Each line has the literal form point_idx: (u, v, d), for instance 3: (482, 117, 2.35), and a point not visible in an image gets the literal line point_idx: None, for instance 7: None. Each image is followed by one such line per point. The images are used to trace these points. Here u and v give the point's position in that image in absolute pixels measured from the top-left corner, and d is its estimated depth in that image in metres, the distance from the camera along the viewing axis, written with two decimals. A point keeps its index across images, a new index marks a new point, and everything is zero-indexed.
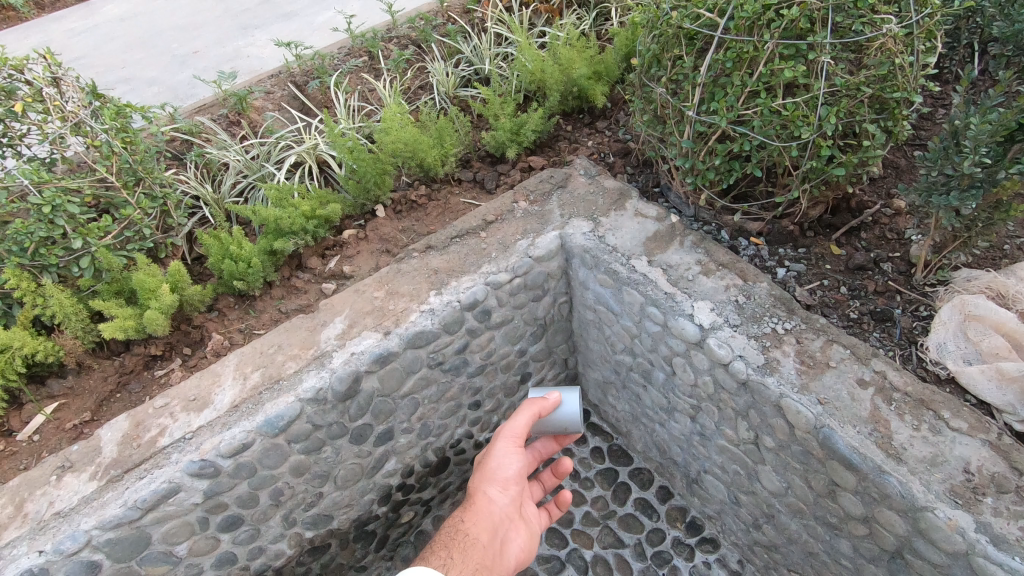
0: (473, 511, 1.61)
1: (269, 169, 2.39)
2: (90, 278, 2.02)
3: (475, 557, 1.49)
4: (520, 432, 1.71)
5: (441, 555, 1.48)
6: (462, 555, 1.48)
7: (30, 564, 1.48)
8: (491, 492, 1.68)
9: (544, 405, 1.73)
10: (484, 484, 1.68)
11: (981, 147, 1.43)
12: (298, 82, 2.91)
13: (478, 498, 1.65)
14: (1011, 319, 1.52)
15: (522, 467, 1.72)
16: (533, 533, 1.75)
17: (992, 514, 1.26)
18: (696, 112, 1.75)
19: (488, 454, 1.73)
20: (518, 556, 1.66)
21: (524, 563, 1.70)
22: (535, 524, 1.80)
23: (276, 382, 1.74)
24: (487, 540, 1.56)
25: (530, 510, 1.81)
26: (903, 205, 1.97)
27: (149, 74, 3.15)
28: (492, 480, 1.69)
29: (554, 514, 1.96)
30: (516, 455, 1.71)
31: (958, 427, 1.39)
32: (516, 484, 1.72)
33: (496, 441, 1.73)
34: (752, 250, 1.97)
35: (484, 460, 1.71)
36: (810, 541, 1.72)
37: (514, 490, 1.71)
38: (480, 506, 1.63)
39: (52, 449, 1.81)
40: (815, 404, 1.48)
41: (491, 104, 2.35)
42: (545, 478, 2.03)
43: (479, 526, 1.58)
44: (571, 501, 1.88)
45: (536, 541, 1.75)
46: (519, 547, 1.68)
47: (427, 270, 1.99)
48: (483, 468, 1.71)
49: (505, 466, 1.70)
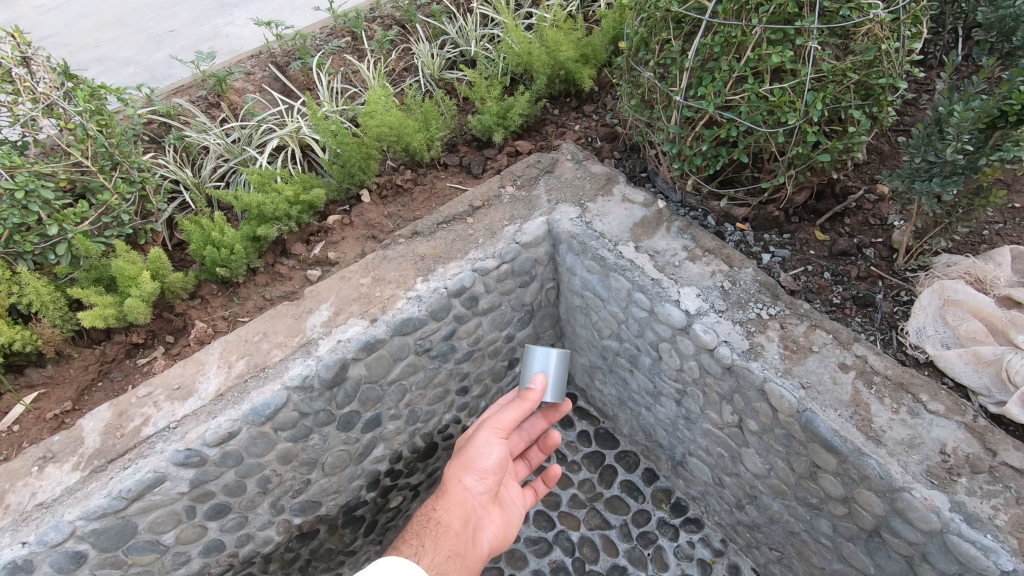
0: (448, 499, 1.59)
1: (251, 153, 2.34)
2: (67, 265, 1.97)
3: (446, 546, 1.50)
4: (503, 423, 1.67)
5: (412, 543, 1.48)
6: (433, 543, 1.49)
7: (13, 555, 1.46)
8: (467, 480, 1.65)
9: (529, 398, 1.66)
10: (461, 472, 1.65)
11: (964, 134, 1.45)
12: (279, 63, 2.85)
13: (454, 486, 1.63)
14: (989, 304, 1.55)
15: (502, 457, 1.68)
16: (510, 519, 1.76)
17: (966, 493, 1.30)
18: (684, 96, 1.74)
19: (469, 442, 1.69)
20: (493, 542, 1.67)
21: (498, 548, 1.70)
22: (513, 509, 1.80)
23: (261, 370, 1.73)
24: (459, 528, 1.56)
25: (507, 496, 1.80)
26: (886, 190, 1.99)
27: (124, 53, 3.05)
28: (470, 469, 1.65)
29: (540, 490, 1.93)
30: (496, 445, 1.67)
31: (935, 410, 1.43)
32: (494, 474, 1.68)
33: (478, 430, 1.69)
34: (738, 235, 1.98)
35: (465, 449, 1.66)
36: (791, 520, 1.76)
37: (492, 479, 1.68)
38: (454, 494, 1.61)
39: (32, 440, 1.78)
40: (798, 388, 1.51)
41: (477, 87, 2.32)
42: (532, 455, 2.00)
43: (452, 513, 1.57)
44: (559, 475, 1.89)
45: (512, 526, 1.75)
46: (492, 534, 1.68)
47: (414, 256, 1.98)
48: (462, 456, 1.67)
49: (485, 456, 1.66)
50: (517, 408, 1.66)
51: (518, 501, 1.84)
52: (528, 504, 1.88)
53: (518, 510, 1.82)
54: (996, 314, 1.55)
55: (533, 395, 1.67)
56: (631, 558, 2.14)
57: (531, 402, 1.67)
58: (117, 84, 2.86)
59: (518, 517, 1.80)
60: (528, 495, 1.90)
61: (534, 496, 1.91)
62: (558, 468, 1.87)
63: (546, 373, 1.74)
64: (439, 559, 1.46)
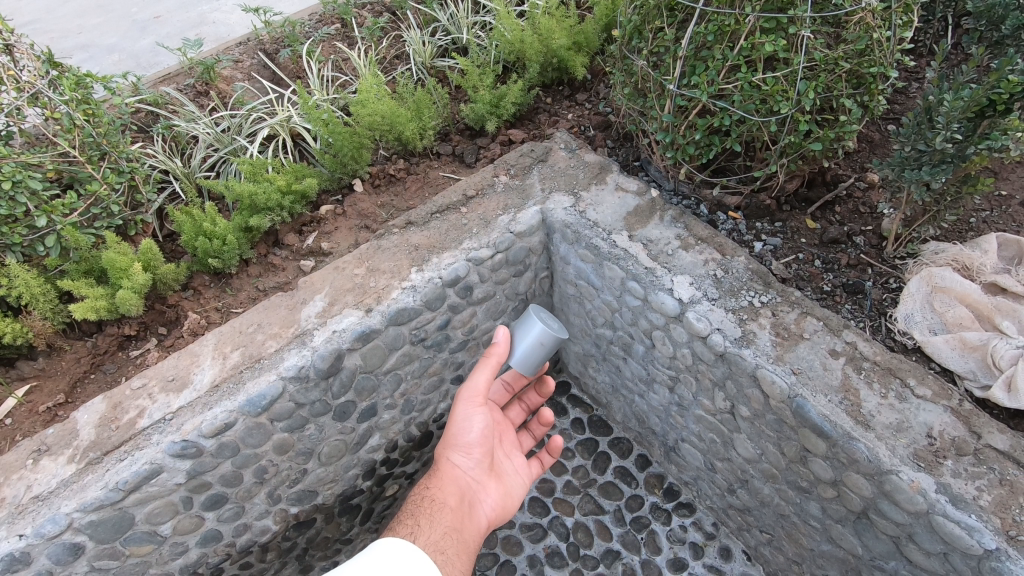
0: (439, 478, 1.65)
1: (242, 142, 2.32)
2: (57, 257, 1.95)
3: (441, 522, 1.54)
4: (476, 391, 1.68)
5: (407, 524, 1.51)
6: (428, 521, 1.53)
7: (10, 548, 1.46)
8: (455, 457, 1.70)
9: (491, 352, 1.63)
10: (448, 450, 1.70)
11: (953, 123, 1.47)
12: (268, 50, 2.81)
13: (443, 464, 1.69)
14: (975, 291, 1.58)
15: (482, 428, 1.72)
16: (509, 490, 1.78)
17: (952, 476, 1.34)
18: (677, 85, 1.75)
19: (453, 419, 1.74)
20: (491, 514, 1.70)
21: (501, 519, 1.73)
22: (513, 480, 1.82)
23: (256, 361, 1.73)
24: (454, 504, 1.60)
25: (505, 468, 1.82)
26: (876, 178, 2.01)
27: (109, 41, 3.00)
28: (455, 446, 1.70)
29: (547, 461, 1.91)
30: (476, 415, 1.71)
31: (923, 395, 1.46)
32: (480, 446, 1.73)
33: (457, 405, 1.73)
34: (730, 224, 1.99)
35: (448, 426, 1.71)
36: (781, 504, 1.80)
37: (477, 452, 1.72)
38: (445, 473, 1.67)
39: (26, 433, 1.77)
40: (789, 374, 1.53)
41: (470, 75, 2.31)
42: (534, 426, 2.02)
43: (445, 491, 1.62)
44: (561, 446, 1.85)
45: (512, 497, 1.77)
46: (492, 506, 1.71)
47: (408, 246, 1.97)
48: (447, 434, 1.72)
49: (466, 429, 1.71)
50: (485, 367, 1.64)
51: (520, 472, 1.85)
52: (534, 474, 1.89)
53: (520, 480, 1.83)
54: (982, 301, 1.58)
55: (495, 350, 1.62)
56: (624, 543, 2.17)
57: (493, 355, 1.62)
58: (102, 71, 2.81)
59: (519, 488, 1.82)
60: (534, 465, 1.90)
61: (540, 467, 1.90)
62: (559, 439, 1.84)
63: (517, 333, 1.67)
64: (434, 537, 1.48)
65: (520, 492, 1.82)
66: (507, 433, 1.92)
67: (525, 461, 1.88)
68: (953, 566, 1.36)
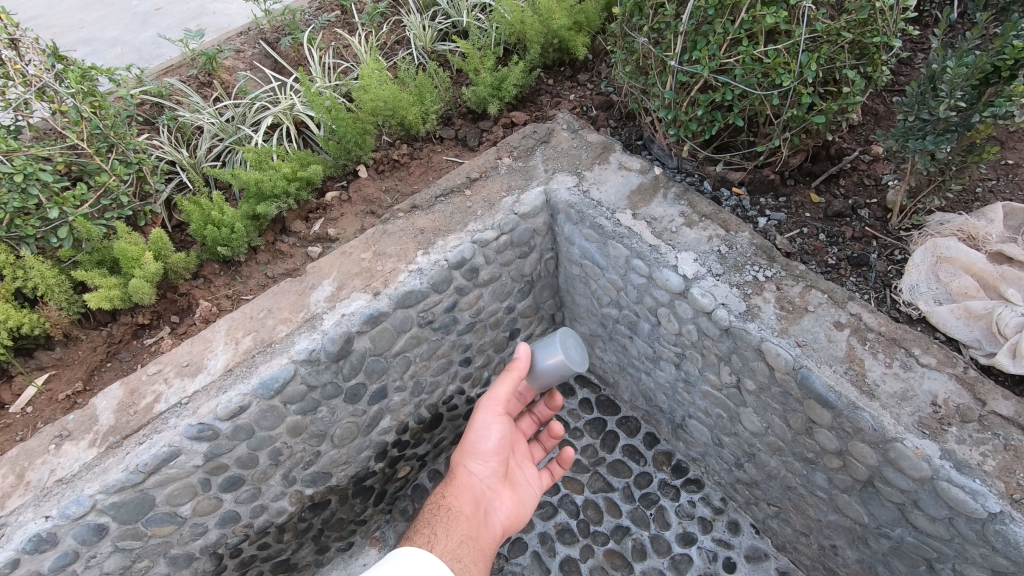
0: (456, 486, 1.69)
1: (246, 131, 2.34)
2: (70, 248, 1.99)
3: (458, 531, 1.58)
4: (498, 401, 1.75)
5: (425, 533, 1.54)
6: (446, 529, 1.56)
7: (37, 529, 1.51)
8: (472, 465, 1.74)
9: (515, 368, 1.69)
10: (465, 458, 1.74)
11: (956, 91, 1.46)
12: (269, 39, 2.82)
13: (460, 472, 1.72)
14: (981, 260, 1.58)
15: (501, 436, 1.78)
16: (522, 499, 1.83)
17: (956, 442, 1.35)
18: (678, 61, 1.74)
19: (470, 428, 1.79)
20: (505, 522, 1.74)
21: (515, 527, 1.78)
22: (525, 489, 1.87)
23: (268, 345, 1.76)
24: (470, 513, 1.64)
25: (518, 478, 1.87)
26: (881, 150, 2.00)
27: (111, 34, 3.01)
28: (472, 454, 1.75)
29: (558, 472, 1.96)
30: (495, 424, 1.77)
31: (927, 363, 1.47)
32: (496, 454, 1.77)
33: (477, 414, 1.78)
34: (734, 201, 1.99)
35: (466, 435, 1.75)
36: (788, 476, 1.82)
37: (495, 460, 1.77)
38: (462, 482, 1.70)
39: (47, 420, 1.82)
40: (794, 346, 1.55)
41: (471, 58, 2.31)
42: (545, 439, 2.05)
43: (462, 499, 1.66)
44: (572, 457, 1.89)
45: (525, 506, 1.82)
46: (506, 514, 1.75)
47: (413, 230, 1.99)
48: (464, 442, 1.77)
49: (484, 437, 1.76)
50: (507, 381, 1.71)
51: (531, 482, 1.90)
52: (544, 485, 1.94)
53: (532, 490, 1.88)
54: (987, 270, 1.58)
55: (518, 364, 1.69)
56: (634, 519, 2.21)
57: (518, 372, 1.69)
58: (105, 64, 2.83)
59: (532, 497, 1.87)
60: (545, 476, 1.94)
61: (551, 478, 1.95)
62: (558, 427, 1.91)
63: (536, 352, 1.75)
64: (451, 545, 1.52)
65: (532, 501, 1.87)
66: (520, 444, 1.96)
67: (536, 472, 1.93)
68: (958, 531, 1.38)
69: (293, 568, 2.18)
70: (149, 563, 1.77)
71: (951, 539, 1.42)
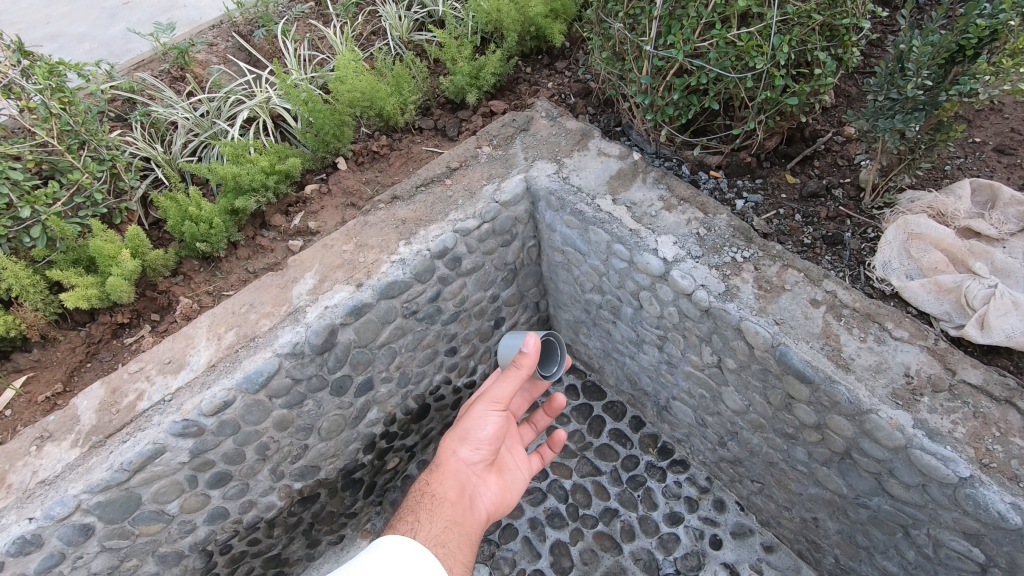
0: (443, 472, 1.70)
1: (222, 125, 2.31)
2: (44, 248, 1.96)
3: (442, 515, 1.60)
4: (500, 397, 1.70)
5: (408, 520, 1.56)
6: (429, 516, 1.58)
7: (20, 531, 1.50)
8: (461, 451, 1.74)
9: (520, 364, 1.63)
10: (456, 444, 1.74)
11: (923, 70, 1.50)
12: (242, 32, 2.78)
13: (448, 458, 1.73)
14: (949, 235, 1.63)
15: (497, 428, 1.75)
16: (510, 484, 1.85)
17: (928, 411, 1.39)
18: (654, 46, 1.76)
19: (466, 414, 1.76)
20: (491, 507, 1.76)
21: (499, 512, 1.79)
22: (513, 474, 1.88)
23: (251, 340, 1.76)
24: (454, 499, 1.66)
25: (509, 462, 1.89)
26: (853, 131, 2.05)
27: (77, 30, 2.94)
28: (464, 440, 1.74)
29: (548, 456, 2.01)
30: (492, 416, 1.73)
31: (900, 336, 1.51)
32: (489, 444, 1.76)
33: (475, 403, 1.74)
34: (712, 183, 2.02)
35: (461, 422, 1.73)
36: (770, 452, 1.86)
37: (487, 449, 1.76)
38: (449, 467, 1.71)
39: (26, 423, 1.79)
40: (772, 324, 1.58)
41: (448, 47, 2.30)
42: (538, 418, 2.07)
43: (447, 485, 1.68)
44: (564, 439, 1.97)
45: (512, 491, 1.84)
46: (491, 499, 1.77)
47: (395, 221, 1.99)
48: (458, 428, 1.75)
49: (480, 427, 1.73)
50: (512, 379, 1.67)
51: (520, 467, 1.91)
52: (533, 469, 1.96)
53: (520, 475, 1.90)
54: (956, 244, 1.63)
55: (526, 360, 1.64)
56: (622, 501, 2.24)
57: (524, 369, 1.64)
58: (73, 60, 2.76)
59: (520, 481, 1.89)
60: (535, 460, 1.97)
61: (540, 462, 1.98)
62: (558, 393, 1.91)
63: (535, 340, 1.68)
64: (435, 531, 1.54)
65: (520, 485, 1.89)
66: (511, 427, 1.96)
67: (526, 457, 1.95)
68: (932, 497, 1.42)
69: (285, 562, 2.18)
70: (137, 562, 1.76)
71: (925, 505, 1.47)
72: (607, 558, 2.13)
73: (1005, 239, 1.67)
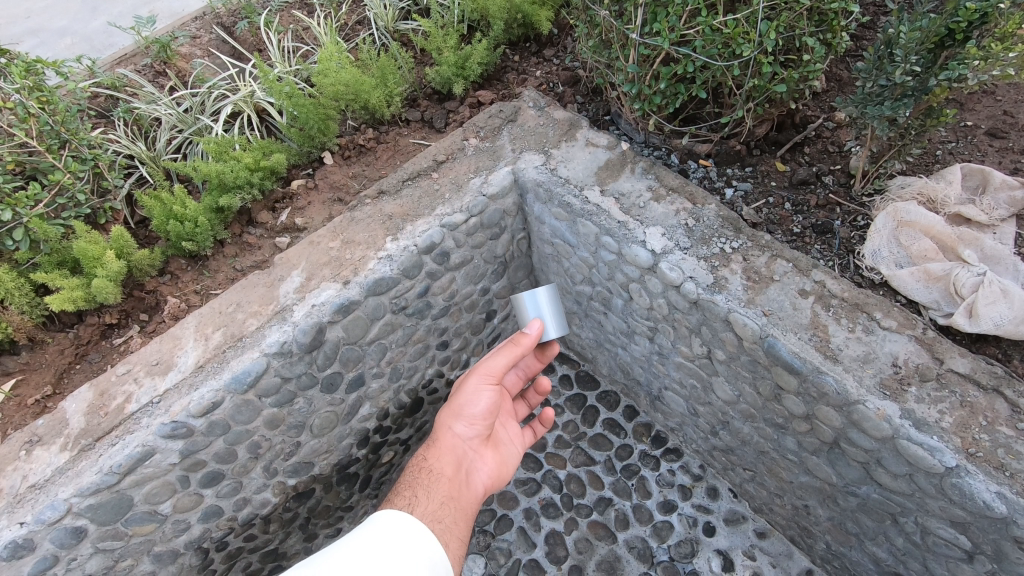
0: (438, 448, 1.71)
1: (206, 121, 2.27)
2: (27, 251, 1.95)
3: (438, 490, 1.60)
4: (492, 370, 1.74)
5: (406, 495, 1.55)
6: (426, 491, 1.58)
7: (12, 536, 1.50)
8: (457, 427, 1.75)
9: (520, 343, 1.71)
10: (451, 420, 1.75)
11: (911, 56, 1.47)
12: (224, 24, 2.74)
13: (444, 434, 1.74)
14: (938, 223, 1.61)
15: (491, 403, 1.76)
16: (505, 459, 1.85)
17: (916, 402, 1.39)
18: (639, 34, 1.73)
19: (459, 390, 1.78)
20: (487, 482, 1.77)
21: (495, 487, 1.79)
22: (508, 449, 1.89)
23: (238, 340, 1.75)
24: (451, 474, 1.66)
25: (503, 437, 1.89)
26: (844, 117, 2.02)
27: (58, 24, 2.88)
28: (459, 416, 1.75)
29: (539, 431, 2.01)
30: (485, 391, 1.76)
31: (888, 326, 1.51)
32: (484, 419, 1.77)
33: (468, 378, 1.78)
34: (702, 172, 2.00)
35: (454, 398, 1.76)
36: (761, 441, 1.87)
37: (482, 424, 1.77)
38: (444, 443, 1.73)
39: (16, 426, 1.79)
40: (760, 316, 1.57)
41: (433, 37, 2.26)
42: (531, 395, 2.08)
43: (443, 461, 1.68)
44: (553, 416, 1.94)
45: (508, 465, 1.84)
46: (487, 474, 1.77)
47: (381, 216, 1.97)
48: (452, 404, 1.77)
49: (474, 402, 1.75)
50: (507, 355, 1.72)
51: (514, 441, 1.92)
52: (526, 444, 1.97)
53: (515, 449, 1.91)
54: (945, 232, 1.61)
55: (526, 339, 1.72)
56: (616, 490, 2.25)
57: (523, 347, 1.71)
58: (54, 56, 2.71)
59: (516, 456, 1.90)
60: (527, 435, 1.98)
61: (533, 436, 1.99)
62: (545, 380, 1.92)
63: (540, 317, 1.77)
64: (432, 507, 1.52)
65: (515, 460, 1.89)
66: (504, 403, 1.99)
67: (519, 431, 1.97)
68: (919, 486, 1.43)
69: (282, 557, 2.19)
70: (133, 562, 1.77)
71: (913, 493, 1.47)
72: (601, 547, 2.14)
73: (995, 225, 1.68)
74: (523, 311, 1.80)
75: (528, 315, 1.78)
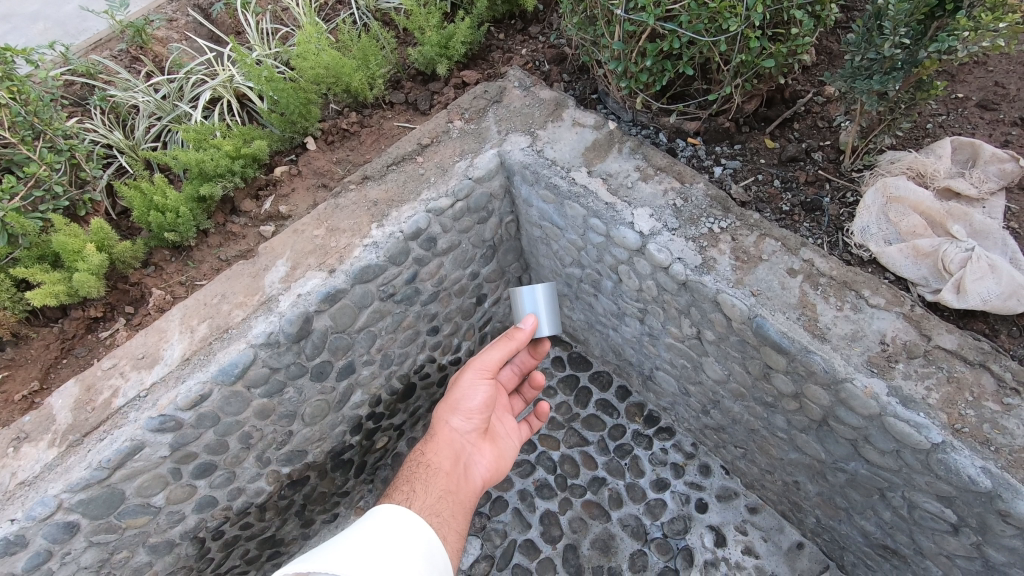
0: (436, 442, 1.72)
1: (185, 108, 2.22)
2: (6, 245, 1.91)
3: (436, 484, 1.60)
4: (487, 364, 1.76)
5: (404, 489, 1.55)
6: (423, 486, 1.58)
7: (5, 533, 1.50)
8: (454, 421, 1.76)
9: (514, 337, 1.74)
10: (447, 414, 1.76)
11: (900, 28, 1.44)
12: (201, 6, 2.66)
13: (441, 428, 1.75)
14: (928, 198, 1.60)
15: (488, 396, 1.78)
16: (502, 452, 1.85)
17: (903, 378, 1.40)
18: (624, 10, 1.68)
19: (455, 385, 1.80)
20: (486, 475, 1.77)
21: (493, 480, 1.80)
22: (505, 442, 1.89)
23: (225, 331, 1.73)
24: (449, 467, 1.67)
25: (500, 431, 1.90)
26: (834, 91, 1.99)
27: (30, 8, 2.79)
28: (456, 410, 1.76)
29: (536, 425, 2.00)
30: (481, 384, 1.77)
31: (877, 304, 1.50)
32: (481, 412, 1.78)
33: (464, 372, 1.79)
34: (690, 151, 1.97)
35: (450, 392, 1.77)
36: (751, 419, 1.88)
37: (479, 417, 1.78)
38: (442, 436, 1.73)
39: (3, 422, 1.77)
40: (748, 296, 1.56)
41: (415, 15, 2.19)
42: (526, 389, 2.09)
43: (441, 455, 1.69)
44: (548, 410, 1.92)
45: (506, 458, 1.85)
46: (485, 467, 1.78)
47: (366, 202, 1.94)
48: (448, 399, 1.78)
49: (470, 396, 1.77)
50: (502, 348, 1.75)
51: (511, 434, 1.93)
52: (524, 437, 1.97)
53: (512, 442, 1.91)
54: (934, 208, 1.60)
55: (521, 334, 1.75)
56: (609, 470, 2.27)
57: (518, 341, 1.75)
58: (26, 42, 2.63)
59: (513, 449, 1.90)
60: (523, 428, 1.98)
61: (530, 429, 1.99)
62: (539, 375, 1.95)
63: (536, 313, 1.79)
64: (430, 501, 1.52)
65: (512, 453, 1.89)
66: (500, 397, 1.99)
67: (516, 424, 1.97)
68: (906, 461, 1.44)
69: (280, 543, 2.20)
70: (128, 554, 1.78)
71: (900, 469, 1.48)
72: (595, 526, 2.17)
73: (985, 199, 1.67)
74: (520, 305, 1.82)
75: (524, 310, 1.81)
